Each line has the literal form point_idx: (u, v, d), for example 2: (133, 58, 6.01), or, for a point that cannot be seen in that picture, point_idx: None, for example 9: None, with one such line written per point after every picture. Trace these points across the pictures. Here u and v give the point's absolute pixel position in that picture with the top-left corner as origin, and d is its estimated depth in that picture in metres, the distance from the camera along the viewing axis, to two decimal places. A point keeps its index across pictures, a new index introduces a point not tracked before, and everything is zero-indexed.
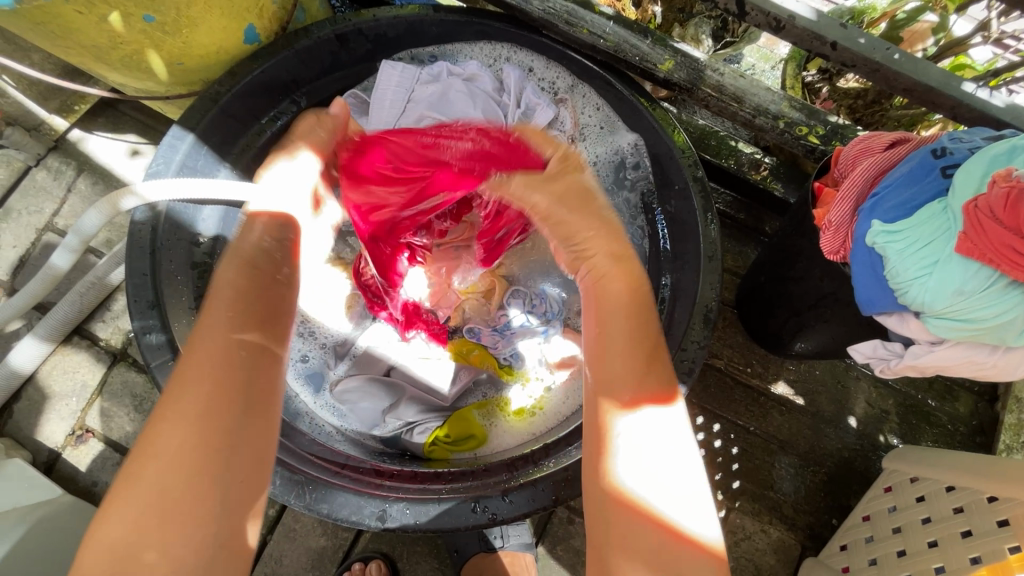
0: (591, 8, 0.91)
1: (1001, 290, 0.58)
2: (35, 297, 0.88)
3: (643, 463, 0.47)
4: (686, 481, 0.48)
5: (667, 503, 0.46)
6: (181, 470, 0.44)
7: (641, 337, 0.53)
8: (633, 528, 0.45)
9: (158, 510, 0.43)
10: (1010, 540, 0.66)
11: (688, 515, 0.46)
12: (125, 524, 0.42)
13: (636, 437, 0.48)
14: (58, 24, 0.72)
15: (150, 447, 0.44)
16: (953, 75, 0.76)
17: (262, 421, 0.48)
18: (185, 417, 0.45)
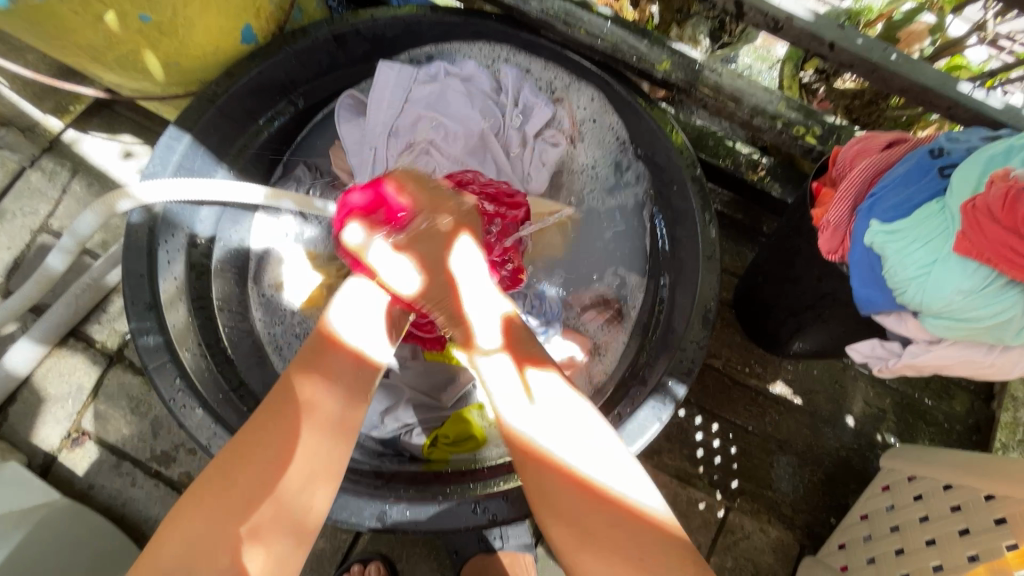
0: (589, 8, 0.91)
1: (997, 289, 0.59)
2: (31, 299, 0.87)
3: (574, 450, 0.58)
4: (621, 463, 0.58)
5: (608, 482, 0.56)
6: (246, 489, 0.55)
7: (543, 357, 0.65)
8: (582, 510, 0.55)
9: (223, 520, 0.53)
10: (1008, 537, 0.66)
11: (630, 490, 0.56)
12: (191, 530, 0.53)
13: (558, 431, 0.59)
14: (54, 24, 0.72)
15: (227, 466, 0.56)
16: (950, 75, 0.76)
17: (317, 464, 0.58)
18: (258, 448, 0.57)
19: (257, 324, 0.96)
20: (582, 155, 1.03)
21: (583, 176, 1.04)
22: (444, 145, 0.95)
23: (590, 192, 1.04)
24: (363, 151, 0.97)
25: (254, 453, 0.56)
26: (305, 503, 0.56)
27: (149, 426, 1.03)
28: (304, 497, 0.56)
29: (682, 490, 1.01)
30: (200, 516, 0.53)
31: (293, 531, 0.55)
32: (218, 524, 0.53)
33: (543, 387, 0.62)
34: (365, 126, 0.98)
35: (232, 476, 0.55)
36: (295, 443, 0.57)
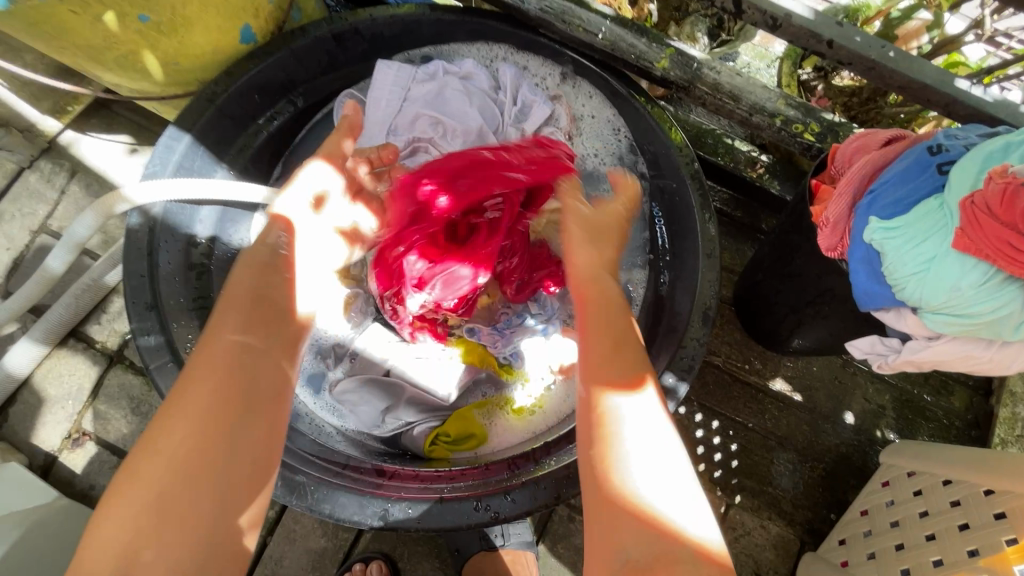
0: (588, 6, 0.91)
1: (996, 285, 0.59)
2: (31, 300, 0.87)
3: (643, 457, 0.50)
4: (684, 485, 0.50)
5: (668, 500, 0.48)
6: (176, 476, 0.50)
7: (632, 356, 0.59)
8: (628, 527, 0.48)
9: (151, 514, 0.48)
10: (1008, 532, 0.66)
11: (685, 514, 0.48)
12: (127, 515, 0.48)
13: (636, 431, 0.52)
14: (53, 25, 0.72)
15: (144, 462, 0.51)
16: (948, 72, 0.76)
17: (266, 423, 0.55)
18: (190, 415, 0.52)
19: None
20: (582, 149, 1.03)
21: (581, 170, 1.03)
22: (444, 144, 0.96)
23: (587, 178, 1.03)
24: (362, 150, 0.97)
25: (187, 422, 0.52)
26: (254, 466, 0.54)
27: (150, 426, 1.03)
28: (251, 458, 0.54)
29: None
30: (130, 500, 0.49)
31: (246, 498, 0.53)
32: (155, 504, 0.49)
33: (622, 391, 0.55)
34: (364, 125, 0.98)
35: (165, 448, 0.51)
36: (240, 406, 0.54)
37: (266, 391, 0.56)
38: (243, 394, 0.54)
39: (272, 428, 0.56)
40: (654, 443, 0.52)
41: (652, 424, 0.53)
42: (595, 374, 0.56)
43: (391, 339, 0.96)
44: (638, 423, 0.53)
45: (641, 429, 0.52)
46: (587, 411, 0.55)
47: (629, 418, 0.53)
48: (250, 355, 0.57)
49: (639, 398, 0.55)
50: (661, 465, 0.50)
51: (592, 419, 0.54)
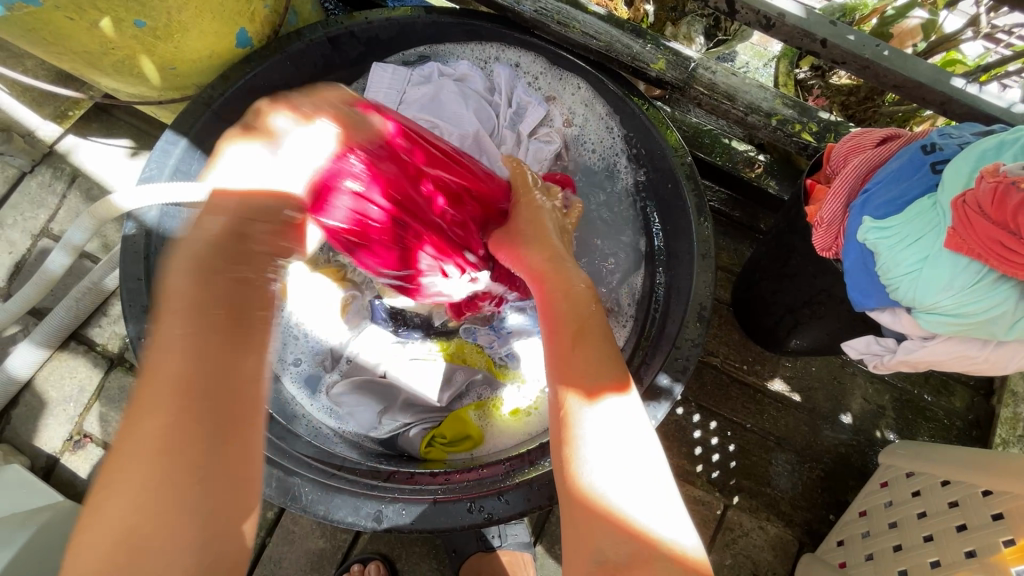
0: (582, 8, 0.91)
1: (989, 285, 0.59)
2: (31, 303, 0.88)
3: (609, 462, 0.50)
4: (661, 495, 0.49)
5: (641, 506, 0.48)
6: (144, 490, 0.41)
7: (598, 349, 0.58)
8: (600, 533, 0.47)
9: (123, 531, 0.40)
10: (1005, 533, 0.66)
11: (654, 514, 0.48)
12: (107, 534, 0.40)
13: (601, 435, 0.51)
14: (50, 31, 0.72)
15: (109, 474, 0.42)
16: (943, 71, 0.76)
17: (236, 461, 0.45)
18: (161, 442, 0.42)
19: None
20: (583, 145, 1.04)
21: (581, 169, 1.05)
22: None
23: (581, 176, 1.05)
24: None
25: (154, 442, 0.42)
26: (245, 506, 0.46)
27: None
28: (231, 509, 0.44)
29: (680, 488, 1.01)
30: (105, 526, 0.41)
31: (235, 518, 0.44)
32: (141, 508, 0.41)
33: (596, 391, 0.54)
34: None
35: (134, 453, 0.42)
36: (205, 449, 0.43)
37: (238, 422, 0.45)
38: (195, 406, 0.43)
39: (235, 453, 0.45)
40: (624, 448, 0.51)
41: (623, 427, 0.52)
42: (564, 378, 0.56)
43: (388, 339, 0.97)
44: (604, 426, 0.52)
45: (608, 432, 0.52)
46: (558, 417, 0.55)
47: (590, 424, 0.52)
48: (212, 378, 0.45)
49: (613, 399, 0.54)
50: (632, 471, 0.50)
51: (561, 425, 0.54)
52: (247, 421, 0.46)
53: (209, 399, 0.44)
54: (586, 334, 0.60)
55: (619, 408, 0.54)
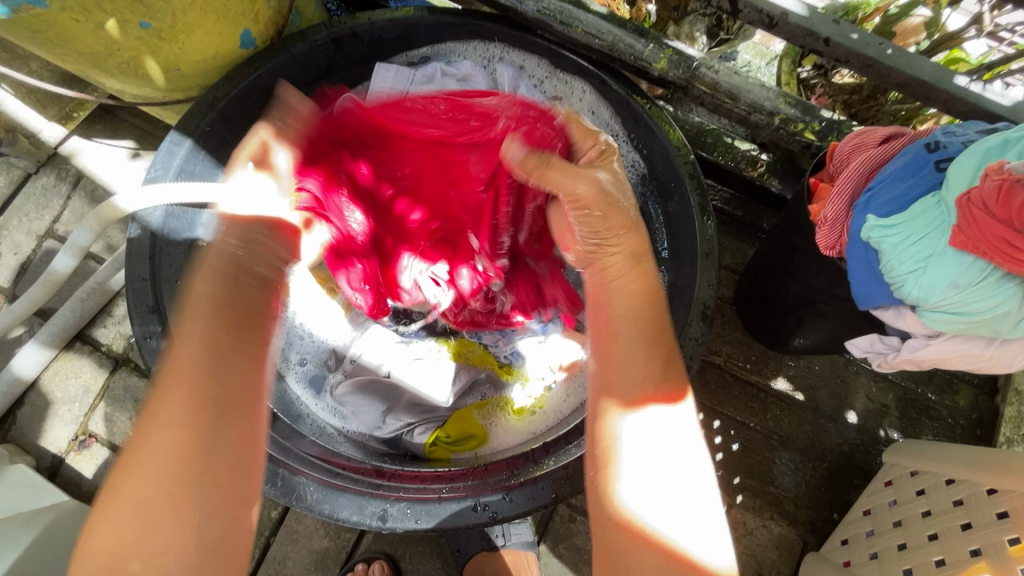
0: (585, 8, 0.92)
1: (995, 282, 0.59)
2: (37, 304, 0.88)
3: (653, 485, 0.48)
4: (706, 519, 0.48)
5: (687, 535, 0.47)
6: (152, 480, 0.45)
7: (653, 358, 0.53)
8: (641, 560, 0.46)
9: (134, 516, 0.45)
10: (1009, 532, 0.66)
11: (690, 535, 0.47)
12: (117, 526, 0.44)
13: (644, 456, 0.49)
14: (55, 33, 0.72)
15: (125, 467, 0.47)
16: (947, 69, 0.76)
17: (241, 441, 0.49)
18: (167, 431, 0.47)
19: None
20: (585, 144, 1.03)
21: None
22: None
23: None
24: None
25: (159, 430, 0.47)
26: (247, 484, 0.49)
27: None
28: (230, 490, 0.48)
29: None
30: (117, 515, 0.45)
31: (235, 508, 0.48)
32: (148, 496, 0.45)
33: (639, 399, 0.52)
34: None
35: (148, 444, 0.46)
36: (205, 435, 0.47)
37: (234, 406, 0.49)
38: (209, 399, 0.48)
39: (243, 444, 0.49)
40: (670, 468, 0.49)
41: (661, 444, 0.50)
42: (606, 384, 0.53)
43: (391, 340, 0.97)
44: (641, 441, 0.50)
45: (653, 451, 0.49)
46: (596, 425, 0.53)
47: (631, 442, 0.50)
48: (225, 375, 0.50)
49: (660, 414, 0.52)
50: (675, 494, 0.48)
51: (599, 438, 0.52)
52: (243, 401, 0.50)
53: (204, 386, 0.48)
54: (629, 337, 0.55)
55: (663, 423, 0.51)
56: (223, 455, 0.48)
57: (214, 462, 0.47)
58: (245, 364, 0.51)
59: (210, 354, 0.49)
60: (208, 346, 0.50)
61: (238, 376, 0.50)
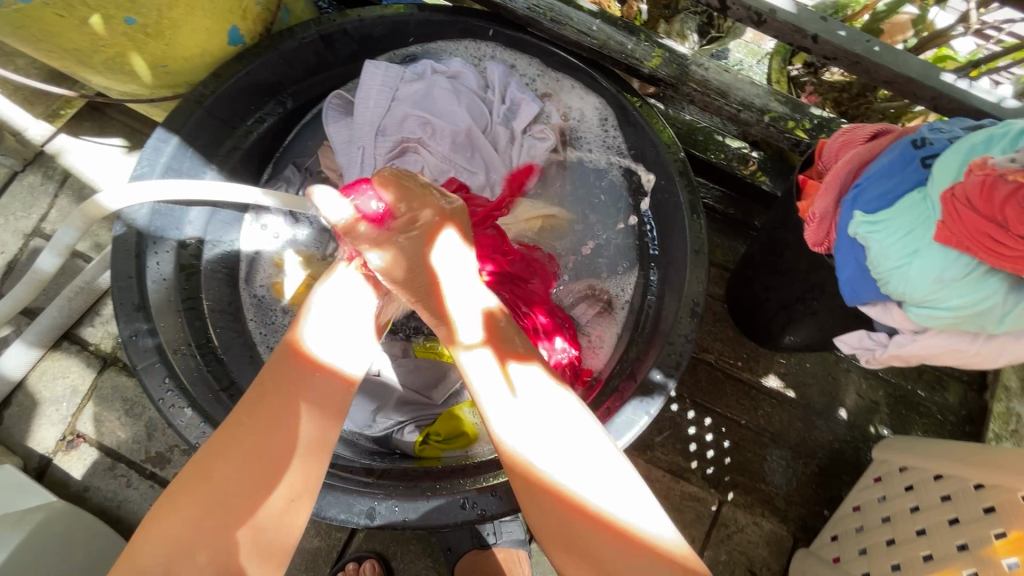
0: (576, 6, 0.92)
1: (979, 277, 0.59)
2: (22, 302, 0.87)
3: (562, 453, 0.56)
4: (624, 481, 0.55)
5: (605, 495, 0.54)
6: (227, 496, 0.53)
7: (524, 333, 0.66)
8: (568, 523, 0.54)
9: (203, 525, 0.52)
10: (996, 526, 0.66)
11: (637, 514, 0.54)
12: (181, 526, 0.52)
13: (543, 428, 0.57)
14: (39, 29, 0.72)
15: (200, 473, 0.54)
16: (933, 66, 0.76)
17: (293, 483, 0.56)
18: (231, 456, 0.55)
19: (248, 324, 0.96)
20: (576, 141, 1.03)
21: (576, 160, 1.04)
22: (432, 144, 0.95)
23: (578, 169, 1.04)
24: (351, 150, 0.96)
25: (224, 452, 0.55)
26: (289, 521, 0.55)
27: (144, 428, 1.03)
28: (273, 522, 0.54)
29: (675, 484, 1.01)
30: (179, 515, 0.52)
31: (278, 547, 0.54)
32: (215, 508, 0.53)
33: (529, 380, 0.61)
34: (353, 125, 0.98)
35: (227, 463, 0.54)
36: (263, 465, 0.55)
37: (293, 449, 0.56)
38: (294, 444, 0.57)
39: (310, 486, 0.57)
40: (574, 437, 0.57)
41: (567, 419, 0.58)
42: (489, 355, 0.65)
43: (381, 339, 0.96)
44: (536, 412, 0.59)
45: (551, 424, 0.58)
46: (499, 407, 0.61)
47: (531, 418, 0.58)
48: (301, 420, 0.58)
49: (548, 387, 0.61)
50: (586, 460, 0.56)
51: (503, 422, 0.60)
52: (305, 446, 0.57)
53: (271, 421, 0.57)
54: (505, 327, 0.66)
55: (562, 400, 0.60)
56: (275, 488, 0.55)
57: (265, 493, 0.54)
58: (319, 412, 0.59)
59: (294, 388, 0.59)
60: (294, 385, 0.59)
61: (303, 426, 0.58)
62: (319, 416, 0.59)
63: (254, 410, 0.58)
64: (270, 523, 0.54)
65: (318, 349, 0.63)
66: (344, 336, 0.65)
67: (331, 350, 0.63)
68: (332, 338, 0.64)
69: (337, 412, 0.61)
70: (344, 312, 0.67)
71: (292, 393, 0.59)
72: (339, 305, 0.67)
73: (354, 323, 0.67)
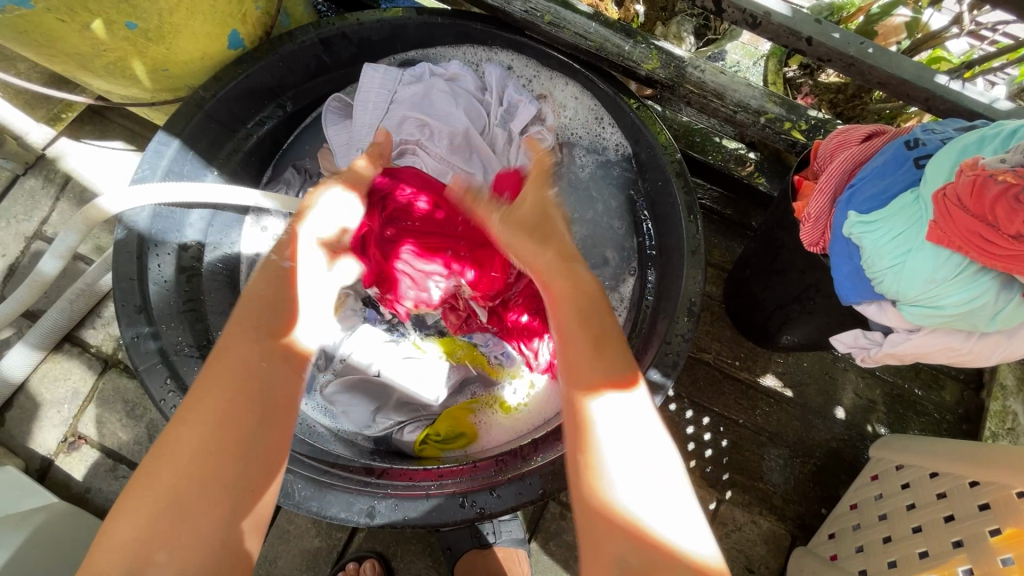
0: (573, 8, 0.92)
1: (971, 275, 0.60)
2: (24, 305, 0.88)
3: (629, 470, 0.49)
4: (684, 508, 0.49)
5: (663, 519, 0.47)
6: (186, 482, 0.51)
7: (599, 342, 0.58)
8: (619, 546, 0.47)
9: (164, 516, 0.49)
10: (992, 523, 0.67)
11: (692, 543, 0.47)
12: (141, 518, 0.49)
13: (615, 440, 0.51)
14: (41, 33, 0.72)
15: (157, 461, 0.52)
16: (927, 68, 0.77)
17: (264, 467, 0.54)
18: (186, 439, 0.52)
19: None
20: (576, 140, 1.04)
21: (573, 160, 1.05)
22: (431, 146, 0.96)
23: (577, 168, 1.05)
24: (351, 153, 0.98)
25: (188, 448, 0.52)
26: (262, 506, 0.54)
27: (145, 430, 1.04)
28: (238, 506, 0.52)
29: None
30: (139, 510, 0.50)
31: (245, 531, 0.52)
32: (174, 497, 0.50)
33: (613, 399, 0.53)
34: (352, 128, 0.99)
35: (182, 448, 0.52)
36: (235, 455, 0.53)
37: (247, 426, 0.54)
38: (248, 420, 0.54)
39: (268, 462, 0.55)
40: (643, 456, 0.51)
41: (641, 438, 0.52)
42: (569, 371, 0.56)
43: (380, 339, 0.97)
44: (616, 431, 0.52)
45: (620, 436, 0.51)
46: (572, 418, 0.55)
47: (604, 429, 0.52)
48: (251, 395, 0.56)
49: (626, 399, 0.54)
50: (650, 479, 0.49)
51: (578, 428, 0.53)
52: (272, 429, 0.56)
53: (240, 411, 0.55)
54: (578, 327, 0.59)
55: (627, 407, 0.53)
56: (233, 468, 0.52)
57: (223, 475, 0.52)
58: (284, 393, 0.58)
59: (255, 374, 0.57)
60: (238, 362, 0.57)
61: (256, 402, 0.56)
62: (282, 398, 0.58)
63: (220, 400, 0.55)
64: (248, 509, 0.52)
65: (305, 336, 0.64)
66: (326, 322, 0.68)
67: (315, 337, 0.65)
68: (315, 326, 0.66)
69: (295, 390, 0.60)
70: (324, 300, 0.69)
71: (247, 375, 0.57)
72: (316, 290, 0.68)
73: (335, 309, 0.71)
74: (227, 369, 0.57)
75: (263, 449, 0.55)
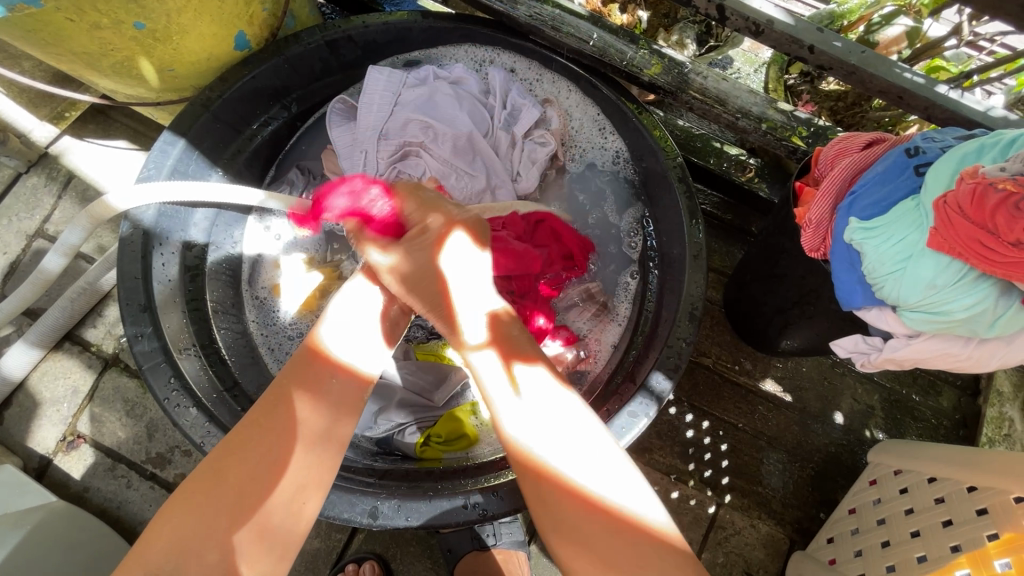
0: (578, 15, 0.94)
1: (970, 283, 0.60)
2: (27, 303, 0.87)
3: (558, 446, 0.54)
4: (626, 467, 0.54)
5: (591, 476, 0.52)
6: (240, 492, 0.53)
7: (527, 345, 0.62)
8: (568, 513, 0.51)
9: (214, 519, 0.52)
10: (989, 528, 0.67)
11: (633, 498, 0.52)
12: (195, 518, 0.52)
13: (536, 421, 0.55)
14: (50, 32, 0.72)
15: (221, 463, 0.55)
16: (928, 77, 0.78)
17: (301, 475, 0.55)
18: (255, 443, 0.56)
19: (250, 325, 0.97)
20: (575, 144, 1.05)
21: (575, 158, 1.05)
22: (434, 147, 0.95)
23: (583, 168, 1.05)
24: (354, 154, 0.97)
25: (247, 459, 0.55)
26: (298, 516, 0.55)
27: (145, 429, 1.04)
28: (284, 516, 0.54)
29: (671, 486, 1.02)
30: (194, 510, 0.52)
31: (275, 547, 0.53)
32: (228, 500, 0.53)
33: (531, 379, 0.58)
34: (356, 130, 0.98)
35: (247, 450, 0.55)
36: (271, 464, 0.55)
37: (315, 439, 0.57)
38: (304, 439, 0.57)
39: (320, 477, 0.57)
40: (576, 430, 0.55)
41: (569, 421, 0.55)
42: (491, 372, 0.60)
43: None
44: (544, 419, 0.55)
45: (545, 417, 0.55)
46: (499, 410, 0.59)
47: (528, 415, 0.56)
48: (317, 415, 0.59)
49: (550, 386, 0.58)
50: (583, 450, 0.54)
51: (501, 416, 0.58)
52: (331, 440, 0.59)
53: (302, 429, 0.57)
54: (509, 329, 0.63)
55: (560, 401, 0.57)
56: (288, 478, 0.55)
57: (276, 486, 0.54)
58: (332, 407, 0.60)
59: (310, 394, 0.60)
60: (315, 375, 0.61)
61: (323, 421, 0.59)
62: (335, 416, 0.60)
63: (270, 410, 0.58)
64: (275, 515, 0.53)
65: (336, 348, 0.64)
66: (361, 336, 0.66)
67: (345, 348, 0.64)
68: (347, 337, 0.65)
69: (353, 410, 0.62)
70: (352, 326, 0.67)
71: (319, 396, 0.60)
72: (335, 320, 0.67)
73: (367, 331, 0.68)
74: (295, 387, 0.60)
75: (304, 455, 0.56)
